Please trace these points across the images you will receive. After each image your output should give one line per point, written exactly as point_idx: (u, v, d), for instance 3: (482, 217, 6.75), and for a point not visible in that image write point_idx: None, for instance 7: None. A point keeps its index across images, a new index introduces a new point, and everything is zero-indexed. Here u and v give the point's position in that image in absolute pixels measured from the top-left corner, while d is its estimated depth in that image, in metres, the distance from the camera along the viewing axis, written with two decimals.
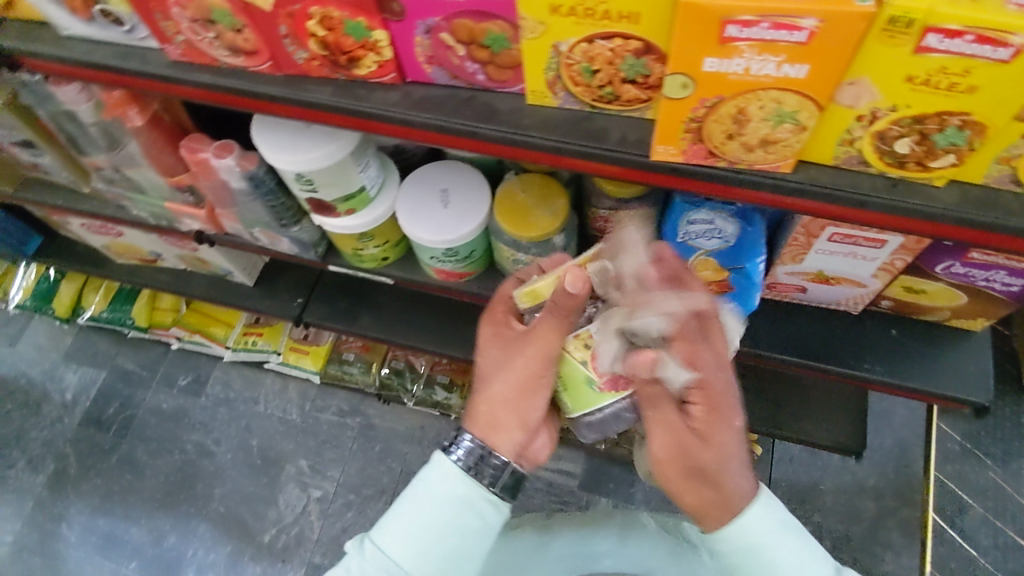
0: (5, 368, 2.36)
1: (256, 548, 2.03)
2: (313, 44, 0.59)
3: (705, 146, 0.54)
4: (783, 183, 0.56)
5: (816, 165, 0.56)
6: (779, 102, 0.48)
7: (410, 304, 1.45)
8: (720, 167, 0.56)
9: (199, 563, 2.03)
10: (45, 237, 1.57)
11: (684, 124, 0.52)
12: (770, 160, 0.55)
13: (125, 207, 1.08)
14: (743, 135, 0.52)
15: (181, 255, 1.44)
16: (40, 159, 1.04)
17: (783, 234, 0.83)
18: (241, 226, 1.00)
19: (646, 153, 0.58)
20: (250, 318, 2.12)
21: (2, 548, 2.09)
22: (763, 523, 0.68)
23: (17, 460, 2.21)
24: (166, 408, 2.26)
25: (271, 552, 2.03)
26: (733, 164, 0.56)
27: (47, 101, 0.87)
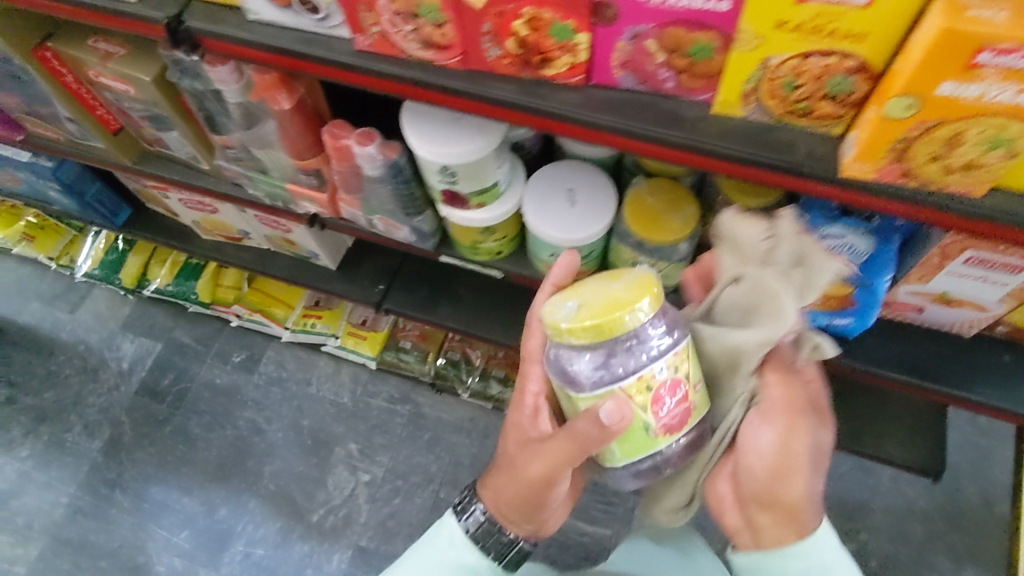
0: (64, 334, 2.36)
1: (305, 527, 2.04)
2: (510, 43, 0.61)
3: (903, 166, 0.55)
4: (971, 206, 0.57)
5: (1006, 191, 0.58)
6: (1002, 129, 0.49)
7: (492, 301, 1.44)
8: (911, 187, 0.57)
9: (249, 537, 2.05)
10: (134, 209, 1.60)
11: (891, 144, 0.53)
12: (966, 184, 0.56)
13: (242, 186, 1.11)
14: (949, 158, 0.53)
15: (269, 236, 1.45)
16: (166, 134, 1.07)
17: (914, 252, 0.83)
18: (361, 213, 1.02)
19: (834, 169, 0.59)
20: (310, 300, 2.13)
21: (58, 509, 2.11)
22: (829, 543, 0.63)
23: (74, 425, 2.23)
24: (219, 384, 2.26)
25: (320, 532, 2.03)
26: (924, 185, 0.57)
27: (196, 80, 0.89)
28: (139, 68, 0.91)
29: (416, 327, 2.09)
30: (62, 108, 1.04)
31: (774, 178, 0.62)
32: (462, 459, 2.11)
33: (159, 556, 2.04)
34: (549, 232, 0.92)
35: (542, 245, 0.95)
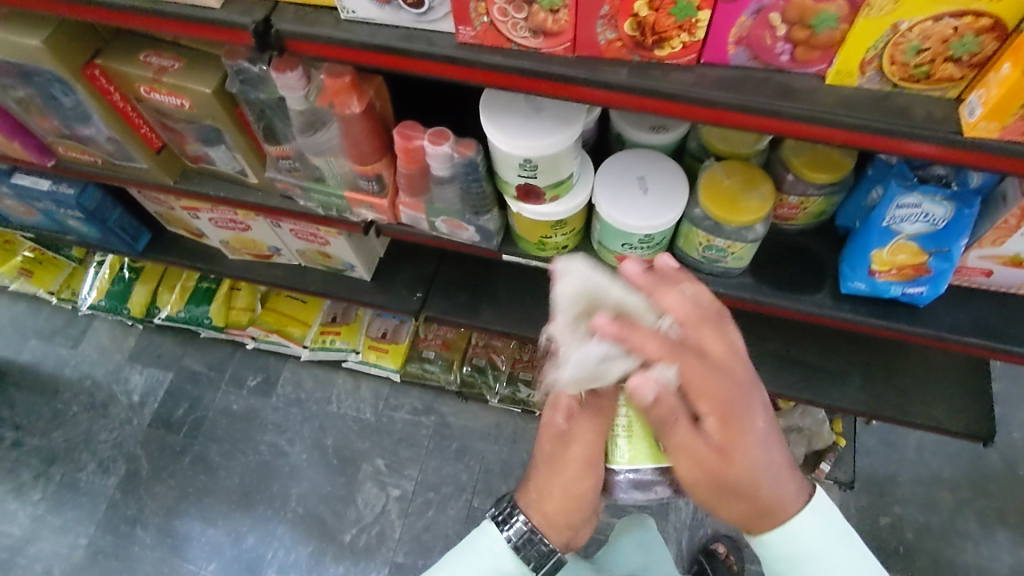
0: (66, 370, 2.06)
1: (337, 548, 1.81)
2: (627, 25, 0.61)
3: None
4: None
5: None
6: None
7: (532, 294, 1.42)
8: None
9: (280, 564, 1.80)
10: (153, 233, 1.55)
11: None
12: None
13: (293, 197, 1.08)
14: None
15: (302, 250, 1.43)
16: (213, 150, 1.05)
17: (988, 216, 0.85)
18: (424, 217, 1.00)
19: (955, 130, 0.60)
20: (328, 315, 1.99)
21: (75, 551, 1.82)
22: (810, 529, 0.72)
23: (86, 463, 1.93)
24: (235, 409, 2.00)
25: (353, 552, 1.80)
26: None
27: (261, 89, 0.89)
28: (195, 79, 0.88)
29: (438, 335, 1.95)
30: (108, 129, 1.01)
31: (888, 146, 0.63)
32: (493, 467, 1.88)
33: None
34: (623, 219, 0.91)
35: (615, 233, 0.94)
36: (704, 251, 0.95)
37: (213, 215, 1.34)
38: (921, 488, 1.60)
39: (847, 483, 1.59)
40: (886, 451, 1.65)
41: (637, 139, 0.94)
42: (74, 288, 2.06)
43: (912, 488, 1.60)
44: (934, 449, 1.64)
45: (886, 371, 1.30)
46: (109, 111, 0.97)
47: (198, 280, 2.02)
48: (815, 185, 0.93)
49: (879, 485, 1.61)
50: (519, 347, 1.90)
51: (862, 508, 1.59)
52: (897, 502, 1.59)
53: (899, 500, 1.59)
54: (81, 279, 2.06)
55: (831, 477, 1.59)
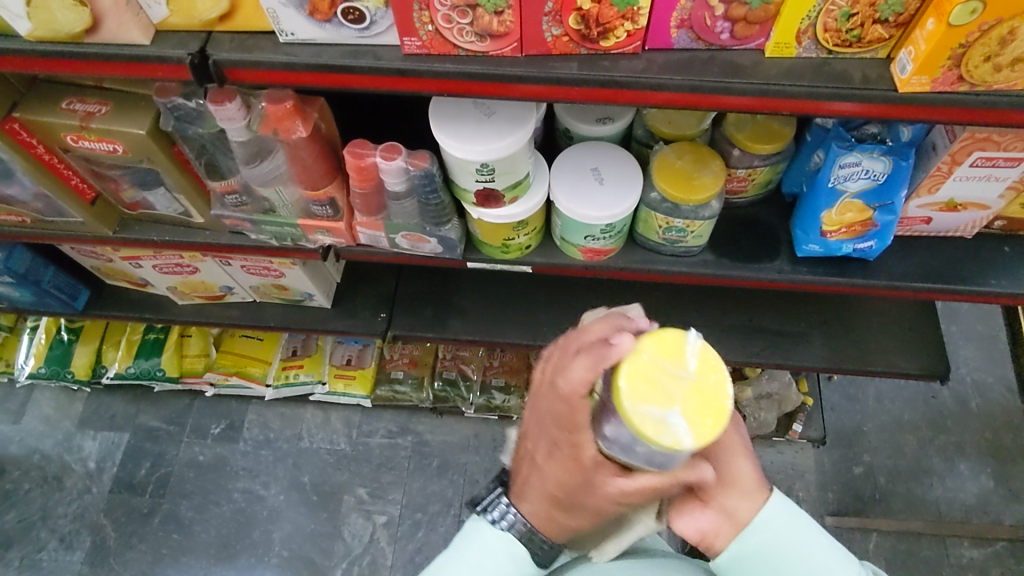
0: (10, 448, 1.91)
1: None
2: (571, 20, 0.62)
3: (958, 71, 0.60)
4: (1016, 98, 0.62)
5: None
6: None
7: (498, 299, 1.42)
8: (963, 90, 0.62)
9: None
10: (92, 290, 1.47)
11: (951, 51, 0.58)
12: (1011, 79, 0.61)
13: (243, 232, 1.05)
14: (1000, 56, 0.59)
15: (256, 286, 1.38)
16: (153, 194, 1.00)
17: (923, 166, 0.90)
18: (384, 234, 0.98)
19: (890, 87, 0.64)
20: (288, 350, 1.93)
21: None
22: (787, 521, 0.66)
23: (47, 542, 1.80)
24: (203, 460, 1.90)
25: None
26: (974, 87, 0.62)
27: (197, 124, 0.86)
28: (125, 120, 0.84)
29: (405, 354, 1.92)
30: (35, 185, 0.96)
31: (831, 109, 0.66)
32: (478, 477, 1.85)
33: None
34: (581, 209, 0.91)
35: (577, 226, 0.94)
36: (664, 233, 0.97)
37: (156, 262, 1.29)
38: (881, 432, 1.68)
39: (819, 440, 1.65)
40: (849, 403, 1.71)
41: (583, 132, 0.95)
42: (8, 359, 1.92)
43: (878, 436, 1.68)
44: (888, 395, 1.72)
45: (842, 326, 1.36)
46: (36, 165, 0.92)
47: (144, 331, 1.93)
48: (760, 156, 0.96)
49: (843, 436, 1.68)
50: (488, 354, 1.91)
51: (835, 462, 1.65)
52: (865, 451, 1.66)
53: (868, 452, 1.66)
54: (15, 349, 1.93)
55: (803, 436, 1.65)
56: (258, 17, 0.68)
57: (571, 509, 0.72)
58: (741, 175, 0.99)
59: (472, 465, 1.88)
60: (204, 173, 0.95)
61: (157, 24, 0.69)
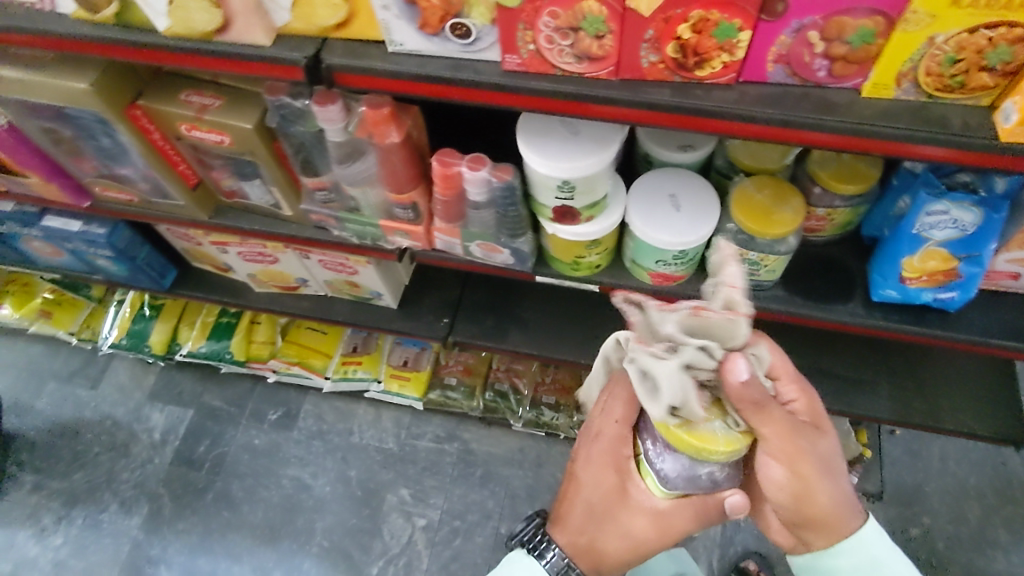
0: (87, 412, 2.04)
1: None
2: (669, 48, 0.64)
3: None
4: None
5: None
6: None
7: (559, 314, 1.44)
8: None
9: None
10: (179, 270, 1.56)
11: None
12: None
13: (326, 228, 1.10)
14: None
15: (330, 281, 1.44)
16: (249, 185, 1.07)
17: (1017, 220, 0.87)
18: (458, 241, 1.02)
19: (991, 137, 0.63)
20: (349, 346, 1.98)
21: None
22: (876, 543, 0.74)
23: (109, 504, 1.90)
24: (258, 444, 1.97)
25: None
26: None
27: (299, 123, 0.92)
28: (236, 115, 0.91)
29: (460, 361, 1.95)
30: (147, 168, 1.03)
31: (927, 153, 0.65)
32: (519, 492, 1.86)
33: None
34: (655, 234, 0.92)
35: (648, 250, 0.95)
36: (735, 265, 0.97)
37: (242, 250, 1.37)
38: (943, 493, 1.60)
39: (875, 495, 1.59)
40: (911, 459, 1.64)
41: (664, 157, 0.96)
42: (93, 328, 2.05)
43: (941, 499, 1.59)
44: (953, 453, 1.64)
45: (912, 378, 1.31)
46: (150, 150, 0.99)
47: (218, 314, 2.02)
48: (842, 196, 0.94)
49: (900, 491, 1.61)
50: (541, 369, 1.91)
51: (890, 519, 1.58)
52: (924, 510, 1.58)
53: (928, 512, 1.58)
54: (100, 319, 2.05)
55: (858, 489, 1.59)
56: (371, 27, 0.73)
57: (607, 527, 0.80)
58: (821, 214, 0.98)
59: (514, 479, 1.89)
60: (298, 168, 1.01)
61: (279, 28, 0.75)
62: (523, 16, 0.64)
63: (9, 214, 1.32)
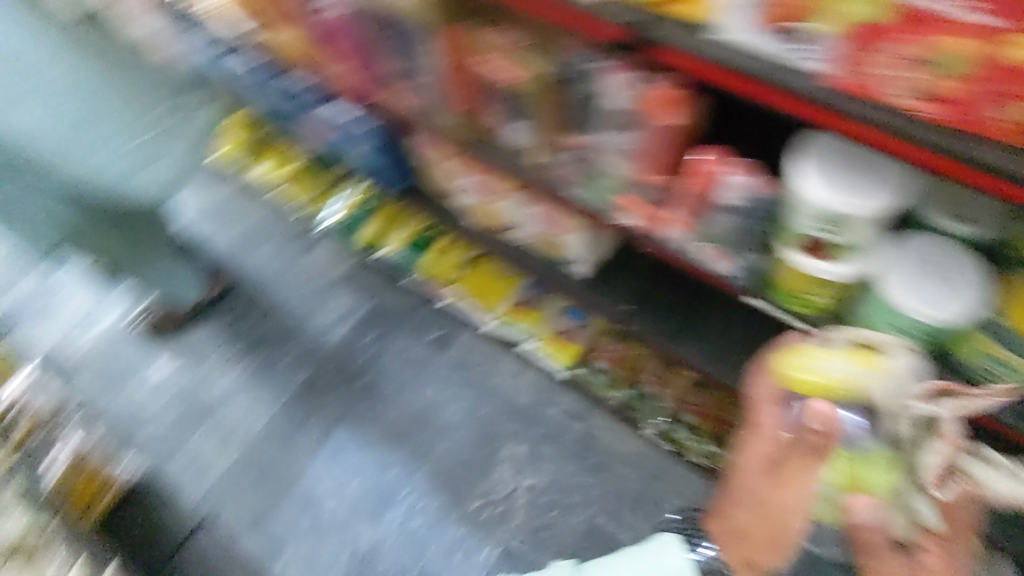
0: (289, 274, 2.27)
1: (462, 512, 1.88)
2: (1008, 104, 0.67)
3: None
4: None
5: None
6: None
7: (748, 341, 1.32)
8: None
9: (409, 507, 1.89)
10: (412, 180, 1.72)
11: None
12: None
13: (564, 189, 1.20)
14: None
15: (538, 234, 1.49)
16: (520, 128, 1.20)
17: None
18: (691, 232, 1.05)
19: None
20: (521, 297, 2.06)
21: (252, 429, 2.00)
22: None
23: (283, 358, 2.12)
24: (413, 355, 2.15)
25: (475, 521, 1.86)
26: None
27: (588, 82, 1.02)
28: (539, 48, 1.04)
29: (615, 351, 1.95)
30: (438, 77, 1.19)
31: None
32: (625, 492, 1.88)
33: (329, 500, 1.90)
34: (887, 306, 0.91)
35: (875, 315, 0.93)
36: (976, 359, 0.92)
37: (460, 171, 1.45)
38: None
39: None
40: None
41: (935, 222, 0.93)
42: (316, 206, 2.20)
43: None
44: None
45: None
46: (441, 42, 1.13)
47: (421, 230, 2.12)
48: None
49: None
50: (693, 389, 1.83)
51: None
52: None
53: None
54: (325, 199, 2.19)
55: None
56: (707, 8, 0.81)
57: None
58: None
59: (627, 479, 1.91)
60: (571, 123, 1.11)
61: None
62: (878, 38, 0.71)
63: None
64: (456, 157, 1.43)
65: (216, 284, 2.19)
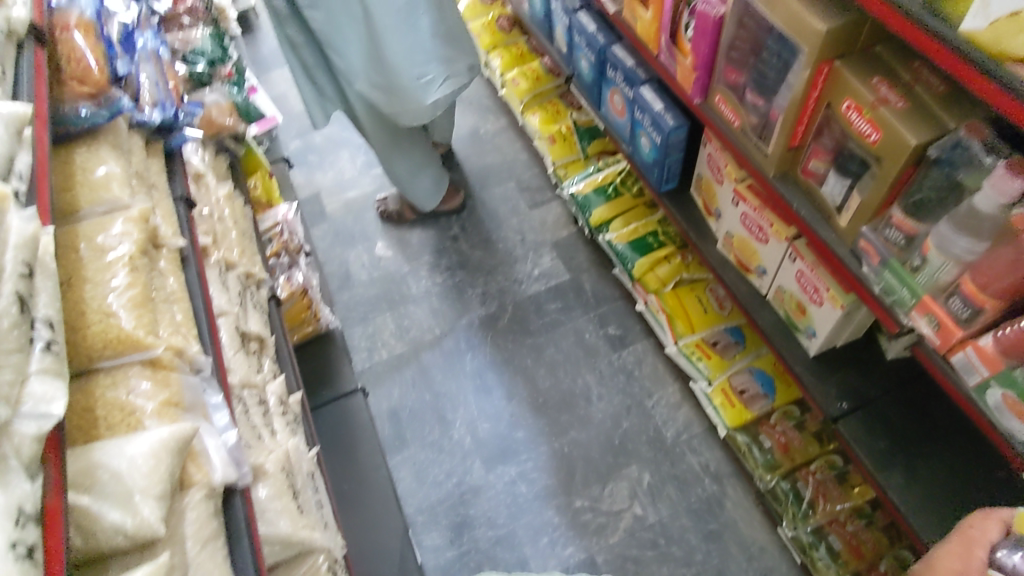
0: (514, 219, 2.36)
1: (565, 503, 1.81)
2: None
3: None
4: None
5: None
6: None
7: (961, 499, 1.14)
8: None
9: (521, 470, 1.87)
10: (677, 185, 1.67)
11: None
12: None
13: (860, 260, 1.06)
14: None
15: (784, 289, 1.38)
16: (838, 182, 1.07)
17: None
18: (984, 373, 0.89)
19: None
20: (716, 336, 1.83)
21: (425, 332, 2.13)
22: None
23: (477, 285, 2.22)
24: (584, 339, 2.08)
25: (573, 517, 1.78)
26: None
27: (957, 170, 0.87)
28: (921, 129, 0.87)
29: (786, 431, 1.69)
30: (782, 110, 1.10)
31: None
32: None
33: (461, 426, 1.95)
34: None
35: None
36: None
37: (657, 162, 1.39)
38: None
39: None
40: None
41: None
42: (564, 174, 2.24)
43: None
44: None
45: None
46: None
47: (650, 231, 2.02)
48: None
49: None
50: (855, 513, 1.54)
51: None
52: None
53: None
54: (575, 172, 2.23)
55: None
56: None
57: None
58: None
59: (739, 568, 1.68)
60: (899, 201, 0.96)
61: None
62: None
63: (627, 70, 1.57)
64: (741, 183, 1.37)
65: (453, 198, 2.34)
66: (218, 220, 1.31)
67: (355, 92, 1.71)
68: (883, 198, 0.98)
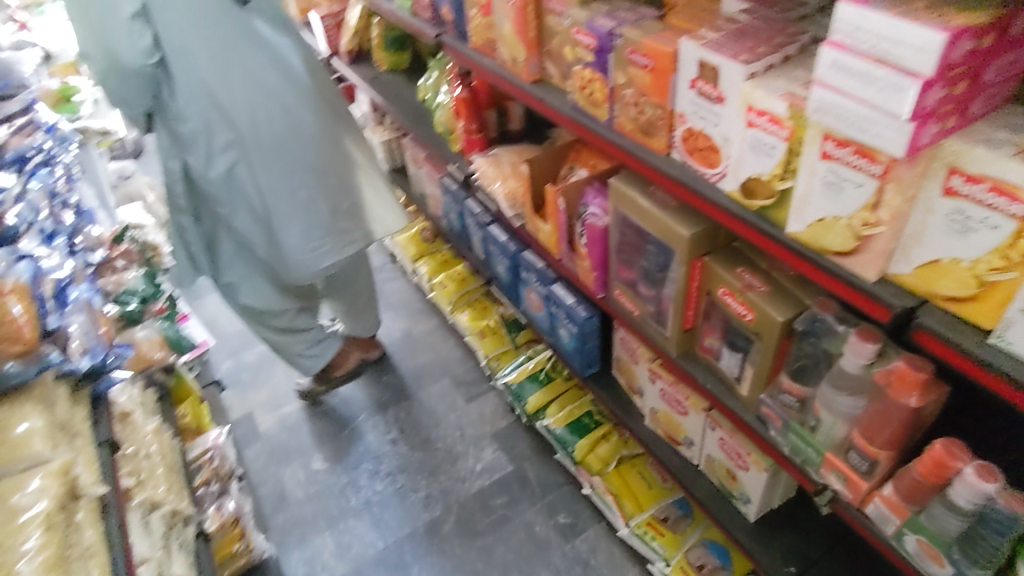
0: (452, 414, 2.38)
1: None
2: None
3: None
4: None
5: None
6: None
7: None
8: None
9: None
10: (600, 369, 1.78)
11: None
12: None
13: (767, 425, 1.14)
14: None
15: (712, 458, 1.44)
16: (732, 356, 1.19)
17: None
18: (897, 521, 0.94)
19: None
20: (663, 511, 1.83)
21: (369, 548, 2.02)
22: None
23: (420, 488, 2.16)
24: (535, 532, 2.02)
25: None
26: None
27: (821, 338, 0.99)
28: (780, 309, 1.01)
29: None
30: (670, 300, 1.24)
31: None
32: None
33: None
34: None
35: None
36: None
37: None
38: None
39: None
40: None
41: None
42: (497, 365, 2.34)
43: None
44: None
45: None
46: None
47: (585, 412, 2.08)
48: None
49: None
50: None
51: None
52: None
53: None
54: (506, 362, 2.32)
55: None
56: (987, 316, 0.74)
57: None
58: None
59: None
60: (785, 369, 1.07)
61: (891, 272, 0.81)
62: None
63: (539, 272, 1.73)
64: (653, 363, 1.48)
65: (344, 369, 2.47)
66: (145, 457, 1.28)
67: (251, 269, 1.85)
68: (771, 367, 1.09)
